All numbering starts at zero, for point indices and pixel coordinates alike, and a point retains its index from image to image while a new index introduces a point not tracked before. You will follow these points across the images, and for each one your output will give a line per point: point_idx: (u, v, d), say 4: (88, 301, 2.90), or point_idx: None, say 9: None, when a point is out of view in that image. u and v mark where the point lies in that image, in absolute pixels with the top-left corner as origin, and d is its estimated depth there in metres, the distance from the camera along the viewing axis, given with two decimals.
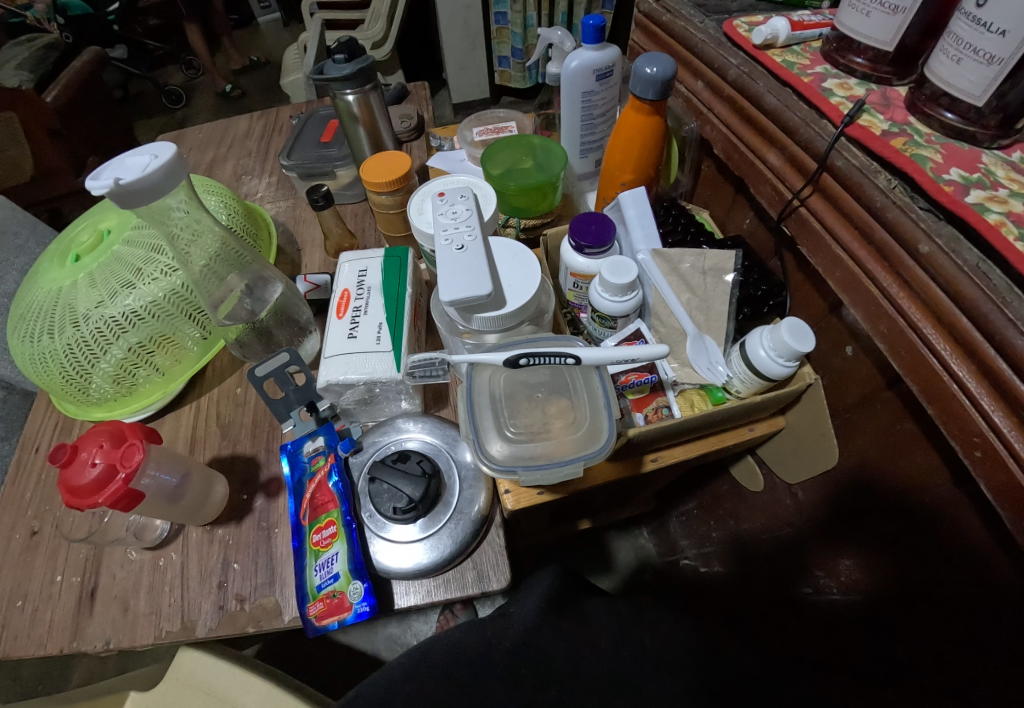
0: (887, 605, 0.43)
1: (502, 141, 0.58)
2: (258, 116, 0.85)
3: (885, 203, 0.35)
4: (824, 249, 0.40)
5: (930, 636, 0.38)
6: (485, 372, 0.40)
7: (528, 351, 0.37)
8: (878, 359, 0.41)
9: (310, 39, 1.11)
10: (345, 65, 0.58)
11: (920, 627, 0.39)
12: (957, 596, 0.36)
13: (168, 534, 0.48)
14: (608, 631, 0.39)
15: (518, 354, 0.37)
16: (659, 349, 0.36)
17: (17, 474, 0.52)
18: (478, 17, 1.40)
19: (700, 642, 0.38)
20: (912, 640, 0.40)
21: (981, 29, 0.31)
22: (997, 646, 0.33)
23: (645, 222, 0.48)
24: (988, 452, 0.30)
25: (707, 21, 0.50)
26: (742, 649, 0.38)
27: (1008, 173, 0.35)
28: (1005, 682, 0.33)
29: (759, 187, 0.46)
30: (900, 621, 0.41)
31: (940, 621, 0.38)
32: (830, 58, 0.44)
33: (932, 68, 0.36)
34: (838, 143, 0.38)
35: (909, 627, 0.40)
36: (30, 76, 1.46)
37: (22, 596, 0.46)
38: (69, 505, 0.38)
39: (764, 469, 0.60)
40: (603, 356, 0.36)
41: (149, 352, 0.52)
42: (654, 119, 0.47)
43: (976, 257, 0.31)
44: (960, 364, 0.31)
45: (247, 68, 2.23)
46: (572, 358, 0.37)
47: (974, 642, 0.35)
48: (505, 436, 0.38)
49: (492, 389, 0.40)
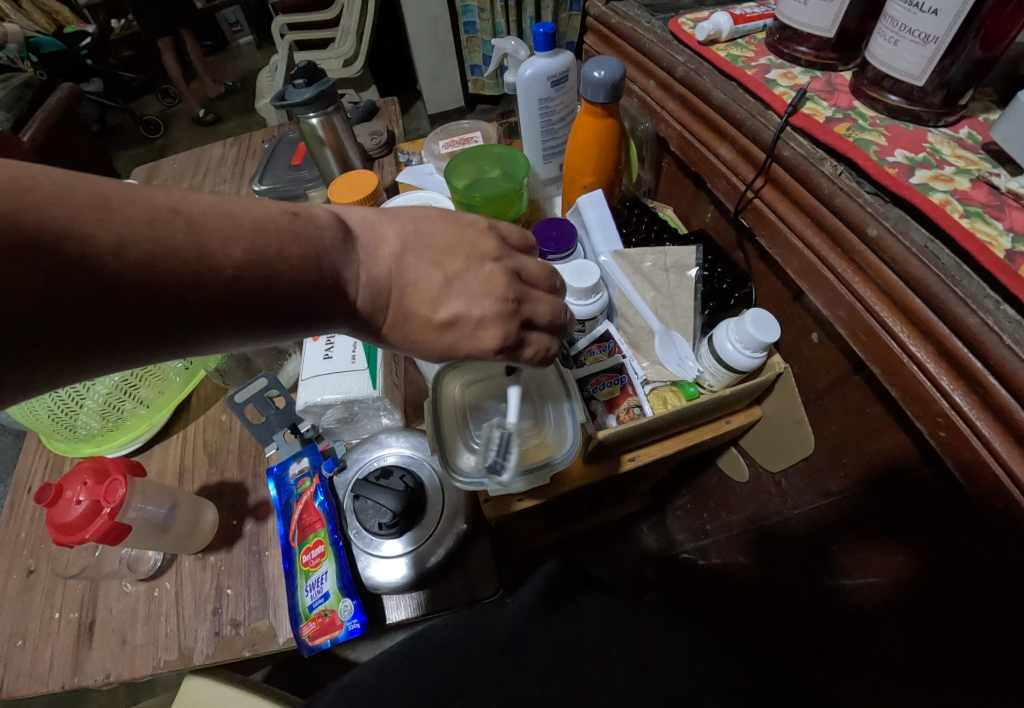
0: (882, 589, 0.43)
1: (467, 152, 0.59)
2: (231, 143, 0.86)
3: (833, 189, 0.35)
4: (781, 239, 0.40)
5: (929, 614, 0.38)
6: (449, 383, 0.42)
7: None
8: (842, 345, 0.41)
9: (280, 61, 1.11)
10: (305, 89, 0.59)
11: (915, 611, 0.39)
12: (948, 576, 0.36)
13: (162, 564, 0.48)
14: (594, 624, 0.38)
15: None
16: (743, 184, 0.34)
17: (12, 514, 0.53)
18: (446, 27, 1.40)
19: (689, 635, 0.38)
20: (909, 619, 0.40)
21: (914, 9, 0.31)
22: (991, 620, 0.33)
23: (606, 224, 0.49)
24: (951, 431, 0.30)
25: (654, 21, 0.51)
26: (730, 639, 0.38)
27: (954, 150, 0.35)
28: (1001, 652, 0.32)
29: (715, 181, 0.46)
30: (898, 607, 0.41)
31: (936, 597, 0.37)
32: (775, 49, 0.44)
33: (872, 52, 0.36)
34: (783, 133, 0.38)
35: (910, 609, 0.40)
36: (8, 115, 1.46)
37: (22, 636, 0.46)
38: (58, 543, 0.39)
39: (748, 459, 0.61)
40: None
41: (134, 386, 0.53)
42: (609, 121, 0.47)
43: (923, 237, 0.31)
44: (917, 345, 0.31)
45: (227, 93, 2.25)
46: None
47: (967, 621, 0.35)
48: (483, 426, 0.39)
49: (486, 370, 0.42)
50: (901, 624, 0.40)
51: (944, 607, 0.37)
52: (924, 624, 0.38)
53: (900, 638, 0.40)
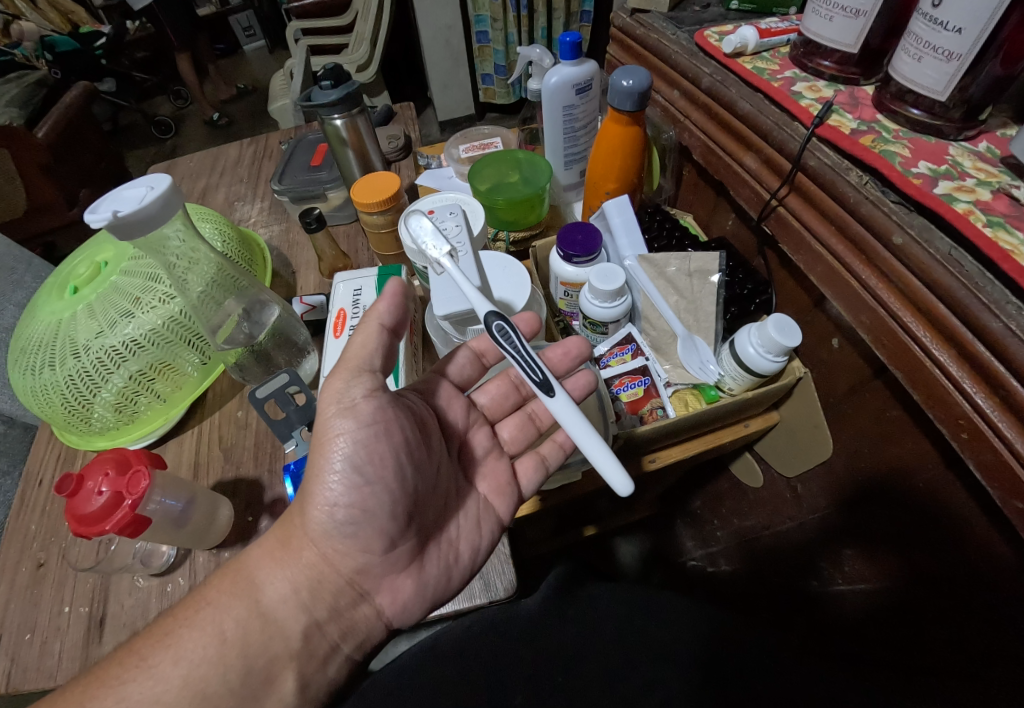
0: (911, 594, 0.43)
1: (489, 157, 0.59)
2: (248, 143, 0.87)
3: (857, 198, 0.36)
4: (804, 247, 0.41)
5: (961, 613, 0.38)
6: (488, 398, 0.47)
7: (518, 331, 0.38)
8: (864, 350, 0.42)
9: (296, 65, 1.12)
10: (332, 91, 0.60)
11: (944, 615, 0.39)
12: (978, 578, 0.36)
13: (175, 560, 0.46)
14: (619, 611, 0.39)
15: (573, 409, 0.34)
16: (631, 480, 0.31)
17: (22, 507, 0.51)
18: (459, 36, 1.43)
19: (713, 620, 0.38)
20: (943, 624, 0.40)
21: (938, 28, 0.32)
22: None
23: (631, 230, 0.49)
24: (974, 433, 0.30)
25: (680, 33, 0.52)
26: (775, 639, 0.37)
27: (975, 162, 0.36)
28: None
29: (738, 189, 0.47)
30: (929, 612, 0.41)
31: (967, 601, 0.37)
32: (799, 63, 0.45)
33: (895, 67, 0.37)
34: (809, 143, 0.39)
35: (946, 614, 0.39)
36: (22, 110, 1.44)
37: (31, 629, 0.43)
38: (76, 534, 0.38)
39: (763, 464, 0.62)
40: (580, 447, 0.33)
41: (150, 380, 0.51)
42: (633, 129, 0.48)
43: (947, 245, 0.32)
44: (940, 349, 0.32)
45: (236, 96, 2.27)
46: (596, 440, 0.33)
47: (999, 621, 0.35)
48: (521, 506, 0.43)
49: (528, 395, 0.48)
50: (933, 629, 0.41)
51: (971, 608, 0.37)
52: (962, 627, 0.38)
53: (941, 645, 0.40)
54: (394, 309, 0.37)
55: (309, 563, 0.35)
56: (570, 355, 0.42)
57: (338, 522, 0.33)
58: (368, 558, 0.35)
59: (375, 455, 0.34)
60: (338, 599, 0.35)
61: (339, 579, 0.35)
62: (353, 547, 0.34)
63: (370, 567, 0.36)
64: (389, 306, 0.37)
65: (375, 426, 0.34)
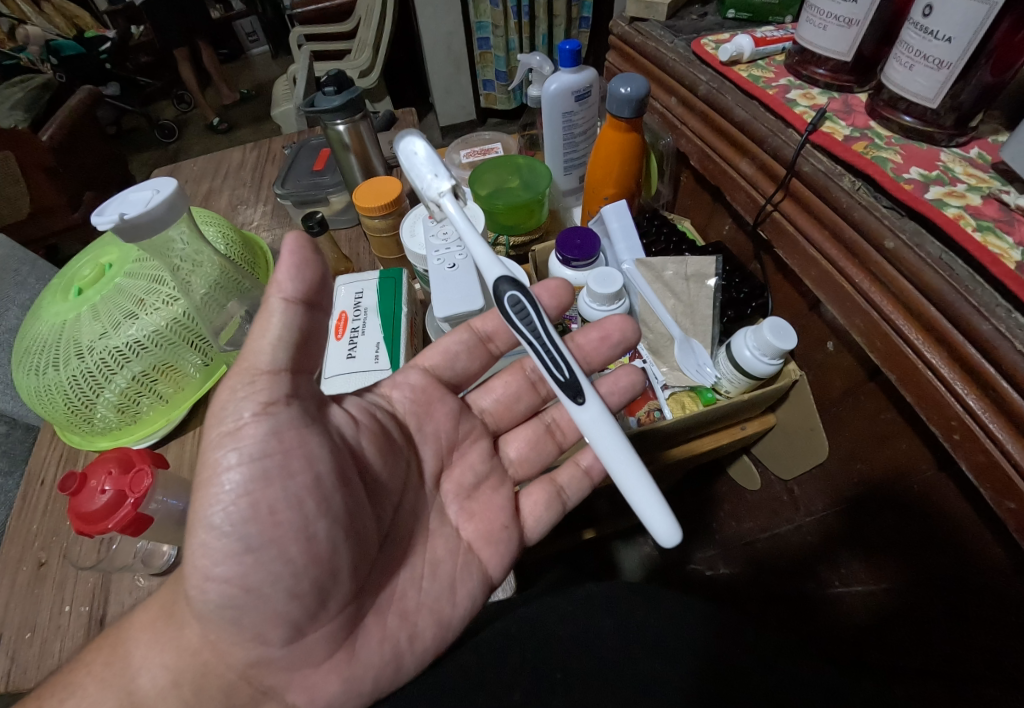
0: (910, 596, 0.43)
1: (490, 162, 0.60)
2: (252, 148, 0.88)
3: (851, 203, 0.37)
4: (799, 250, 0.42)
5: (956, 613, 0.38)
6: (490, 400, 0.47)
7: (538, 311, 0.35)
8: (858, 353, 0.42)
9: (299, 71, 1.14)
10: (335, 96, 0.61)
11: (942, 616, 0.40)
12: (977, 581, 0.36)
13: (176, 559, 0.47)
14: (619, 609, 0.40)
15: (605, 421, 0.31)
16: (678, 527, 0.28)
17: (23, 506, 0.51)
18: (461, 43, 1.45)
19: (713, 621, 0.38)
20: (941, 627, 0.40)
21: (929, 36, 0.33)
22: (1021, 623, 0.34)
23: (629, 234, 0.50)
24: (965, 434, 0.31)
25: (677, 42, 0.53)
26: (774, 638, 0.37)
27: (966, 168, 0.37)
28: None
29: (734, 194, 0.48)
30: (928, 614, 0.41)
31: (964, 602, 0.38)
32: (793, 71, 0.46)
33: (887, 75, 0.38)
34: (803, 149, 0.40)
35: (945, 616, 0.39)
36: (27, 113, 1.45)
37: (31, 627, 0.43)
38: (79, 532, 0.38)
39: (760, 467, 0.63)
40: (613, 473, 0.30)
41: (152, 381, 0.52)
42: (632, 135, 0.49)
43: (938, 250, 0.33)
44: (932, 352, 0.33)
45: (239, 101, 2.29)
46: (632, 461, 0.30)
47: (994, 618, 0.36)
48: (524, 534, 0.42)
49: (539, 398, 0.48)
50: (931, 630, 0.41)
51: (967, 610, 0.37)
52: (963, 630, 0.38)
53: (941, 648, 0.40)
54: (300, 277, 0.28)
55: (189, 648, 0.30)
56: (607, 336, 0.41)
57: (214, 603, 0.27)
58: (263, 651, 0.28)
59: (262, 508, 0.26)
60: (230, 697, 0.29)
61: (229, 674, 0.29)
62: (239, 636, 0.27)
63: (269, 660, 0.29)
64: (292, 277, 0.28)
65: (266, 466, 0.27)
